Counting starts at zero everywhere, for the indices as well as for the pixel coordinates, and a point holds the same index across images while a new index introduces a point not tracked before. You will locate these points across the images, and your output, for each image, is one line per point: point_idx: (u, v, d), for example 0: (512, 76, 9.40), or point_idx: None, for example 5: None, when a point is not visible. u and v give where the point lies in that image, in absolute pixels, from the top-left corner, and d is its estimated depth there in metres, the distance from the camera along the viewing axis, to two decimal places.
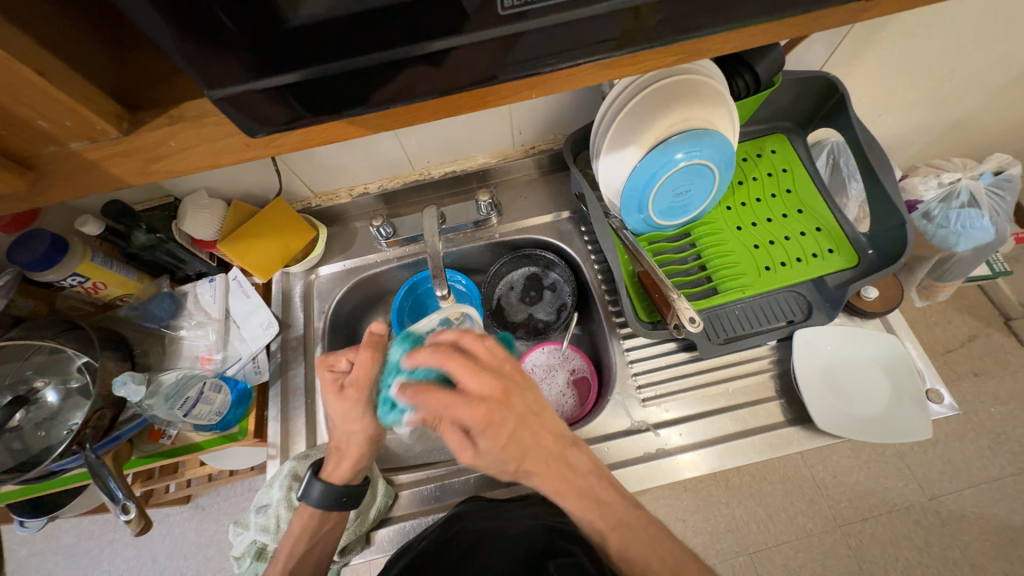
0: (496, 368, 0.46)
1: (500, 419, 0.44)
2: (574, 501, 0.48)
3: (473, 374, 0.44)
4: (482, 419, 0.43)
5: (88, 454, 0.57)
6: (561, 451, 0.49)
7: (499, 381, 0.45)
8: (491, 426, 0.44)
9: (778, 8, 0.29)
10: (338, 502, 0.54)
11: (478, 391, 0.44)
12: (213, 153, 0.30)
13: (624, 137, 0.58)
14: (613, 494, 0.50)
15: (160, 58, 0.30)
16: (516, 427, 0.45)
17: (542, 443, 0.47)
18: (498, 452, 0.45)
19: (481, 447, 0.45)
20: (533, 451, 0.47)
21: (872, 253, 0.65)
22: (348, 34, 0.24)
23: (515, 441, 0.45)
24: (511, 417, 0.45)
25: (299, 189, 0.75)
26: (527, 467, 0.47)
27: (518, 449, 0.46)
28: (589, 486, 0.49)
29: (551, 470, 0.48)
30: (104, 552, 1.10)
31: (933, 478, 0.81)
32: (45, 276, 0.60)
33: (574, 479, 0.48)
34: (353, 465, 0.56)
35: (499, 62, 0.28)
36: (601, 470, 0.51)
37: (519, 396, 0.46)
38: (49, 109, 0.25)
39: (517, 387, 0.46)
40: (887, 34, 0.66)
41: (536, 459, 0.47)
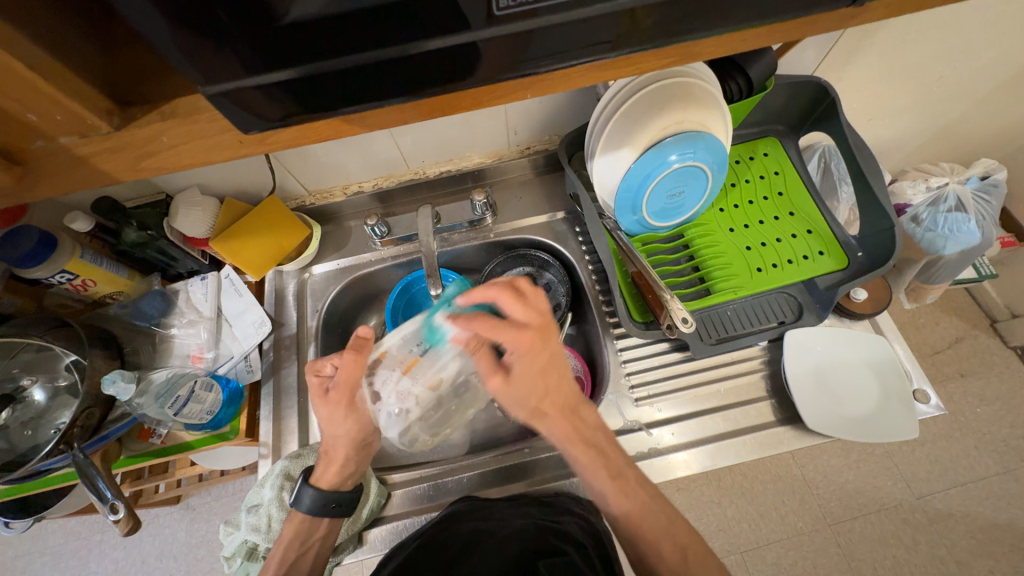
0: (535, 316, 0.50)
1: (539, 351, 0.49)
2: (582, 451, 0.52)
3: (523, 308, 0.49)
4: (529, 344, 0.49)
5: (77, 453, 0.56)
6: (575, 403, 0.53)
7: (543, 317, 0.50)
8: (531, 351, 0.49)
9: (770, 13, 0.29)
10: (326, 509, 0.55)
11: (524, 320, 0.49)
12: (205, 150, 0.30)
13: (619, 138, 0.59)
14: (615, 453, 0.52)
15: (152, 54, 0.30)
16: (551, 360, 0.50)
17: (560, 390, 0.52)
18: (524, 385, 0.50)
19: (515, 371, 0.50)
20: (550, 394, 0.51)
21: (862, 256, 0.66)
22: (343, 33, 0.24)
23: (544, 376, 0.50)
24: (547, 351, 0.50)
25: (293, 187, 0.74)
26: (544, 407, 0.51)
27: (540, 397, 0.51)
28: (596, 442, 0.52)
29: (563, 417, 0.52)
30: (92, 553, 1.09)
31: (920, 478, 0.83)
32: (32, 273, 0.59)
33: (582, 428, 0.53)
34: (341, 469, 0.56)
35: (493, 61, 0.28)
36: (609, 433, 0.54)
37: (557, 335, 0.51)
38: (37, 104, 0.25)
39: (553, 330, 0.51)
40: (878, 39, 0.67)
41: (554, 400, 0.52)
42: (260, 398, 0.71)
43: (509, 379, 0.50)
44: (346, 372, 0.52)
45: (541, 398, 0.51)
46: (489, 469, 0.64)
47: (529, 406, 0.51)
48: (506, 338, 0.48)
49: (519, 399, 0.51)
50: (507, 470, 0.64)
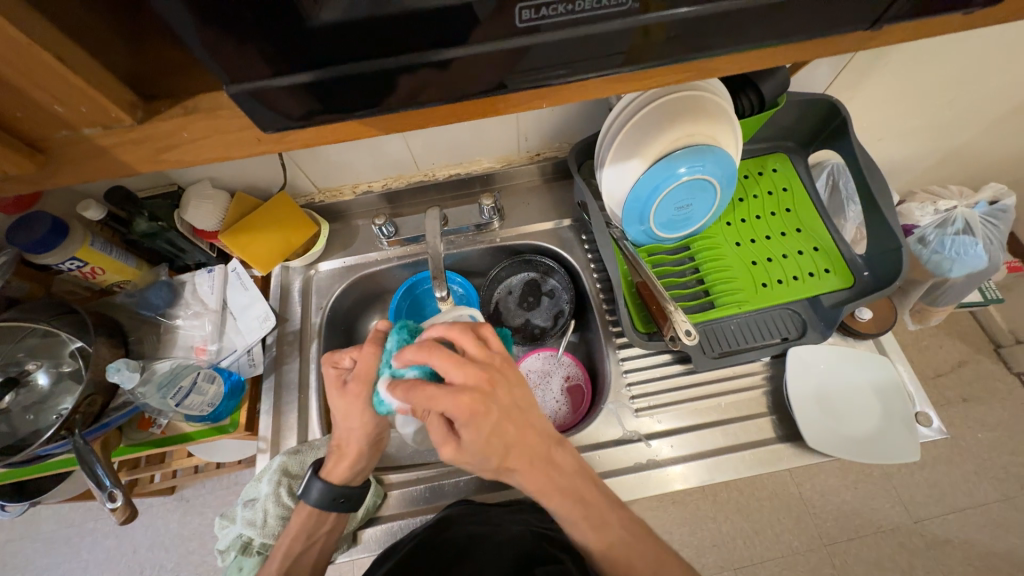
0: (484, 361, 0.47)
1: (479, 412, 0.44)
2: (559, 502, 0.49)
3: (460, 368, 0.45)
4: (465, 411, 0.44)
5: (77, 439, 0.56)
6: (545, 452, 0.49)
7: (484, 371, 0.46)
8: (474, 417, 0.44)
9: (787, 34, 0.29)
10: (335, 503, 0.54)
11: (466, 380, 0.45)
12: (225, 146, 0.30)
13: (629, 149, 0.59)
14: (594, 492, 0.51)
15: (177, 49, 0.31)
16: (497, 419, 0.45)
17: (529, 440, 0.48)
18: (478, 444, 0.46)
19: (464, 438, 0.45)
20: (514, 447, 0.47)
21: (868, 275, 0.66)
22: (366, 38, 0.25)
23: (497, 435, 0.46)
24: (495, 408, 0.45)
25: (303, 183, 0.75)
26: (509, 464, 0.48)
27: (500, 457, 0.47)
28: (572, 489, 0.50)
29: (532, 469, 0.49)
30: (85, 540, 1.09)
31: (919, 501, 0.82)
32: (43, 259, 0.60)
33: (556, 479, 0.49)
34: (352, 465, 0.55)
35: (511, 70, 0.28)
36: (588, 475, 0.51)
37: (502, 388, 0.46)
38: (65, 94, 0.26)
39: (501, 379, 0.46)
40: (891, 61, 0.67)
41: (519, 454, 0.48)
42: (261, 392, 0.71)
43: (460, 446, 0.46)
44: (366, 364, 0.52)
45: (501, 456, 0.47)
46: (486, 473, 0.64)
47: (489, 466, 0.48)
48: (448, 406, 0.43)
49: (475, 459, 0.47)
50: (504, 475, 0.64)
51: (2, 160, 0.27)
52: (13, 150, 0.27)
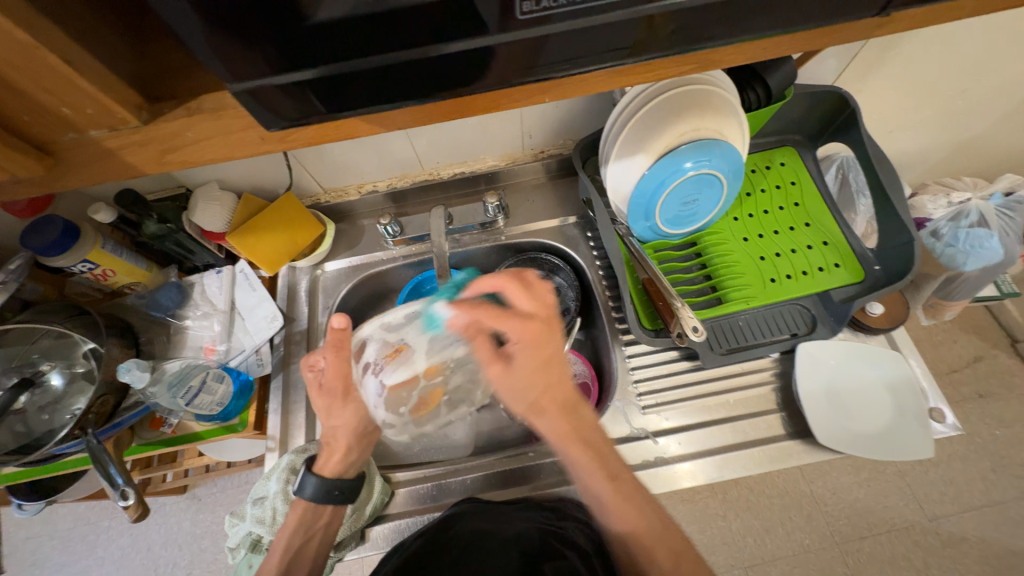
0: (536, 310, 0.48)
1: (539, 339, 0.47)
2: (579, 453, 0.48)
3: (527, 300, 0.48)
4: (528, 334, 0.47)
5: (91, 438, 0.57)
6: (575, 403, 0.49)
7: (544, 313, 0.49)
8: (531, 342, 0.47)
9: (792, 22, 0.29)
10: (331, 496, 0.55)
11: (528, 311, 0.48)
12: (229, 147, 0.31)
13: (634, 144, 0.59)
14: (613, 455, 0.49)
15: (181, 52, 0.31)
16: (547, 358, 0.48)
17: (559, 387, 0.48)
18: (524, 375, 0.48)
19: (515, 361, 0.48)
20: (549, 390, 0.48)
21: (879, 269, 0.65)
22: (365, 35, 0.25)
23: (543, 368, 0.48)
24: (549, 348, 0.48)
25: (309, 184, 0.75)
26: (543, 403, 0.48)
27: (536, 394, 0.48)
28: (593, 443, 0.49)
29: (562, 415, 0.48)
30: (100, 538, 1.11)
31: (934, 499, 0.80)
32: (56, 262, 0.61)
33: (583, 429, 0.49)
34: (344, 458, 0.57)
35: (511, 64, 0.28)
36: (603, 442, 0.49)
37: (555, 335, 0.48)
38: (72, 97, 0.26)
39: (551, 327, 0.48)
40: (901, 51, 0.66)
41: (551, 396, 0.48)
42: (270, 392, 0.71)
43: (508, 368, 0.48)
44: (335, 369, 0.54)
45: (536, 392, 0.48)
46: (494, 472, 0.64)
47: (524, 402, 0.48)
48: (509, 327, 0.47)
49: (515, 392, 0.48)
50: (512, 474, 0.64)
51: (10, 162, 0.27)
52: (21, 153, 0.27)
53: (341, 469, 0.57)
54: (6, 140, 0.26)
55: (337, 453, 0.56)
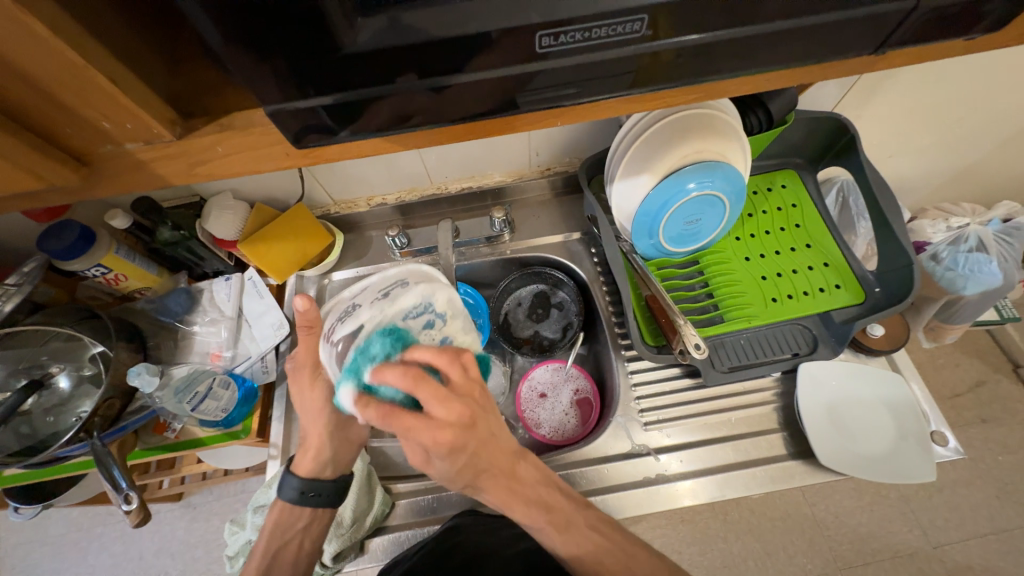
0: (463, 395, 0.41)
1: (459, 450, 0.42)
2: (524, 510, 0.49)
3: (445, 403, 0.39)
4: (447, 447, 0.40)
5: (95, 442, 0.58)
6: (510, 467, 0.47)
7: (465, 408, 0.41)
8: (452, 451, 0.41)
9: (794, 57, 0.30)
10: (306, 497, 0.54)
11: (447, 413, 0.40)
12: (255, 161, 0.32)
13: (639, 164, 0.60)
14: (560, 500, 0.51)
15: (215, 71, 0.32)
16: (473, 450, 0.43)
17: (497, 461, 0.46)
18: (452, 466, 0.43)
19: (439, 458, 0.42)
20: (483, 470, 0.46)
21: (880, 291, 0.66)
22: (391, 64, 0.26)
23: (469, 466, 0.44)
24: (472, 444, 0.42)
25: (320, 196, 0.77)
26: (478, 481, 0.46)
27: (472, 477, 0.45)
28: (539, 498, 0.49)
29: (498, 484, 0.47)
30: (92, 545, 1.09)
31: (938, 525, 0.80)
32: (71, 266, 0.62)
33: (519, 492, 0.48)
34: (317, 456, 0.54)
35: (526, 92, 0.30)
36: (552, 484, 0.51)
37: (483, 421, 0.43)
38: (112, 112, 0.27)
39: (481, 412, 0.43)
40: (899, 81, 0.68)
41: (487, 476, 0.46)
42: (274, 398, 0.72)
43: (429, 464, 0.43)
44: (306, 350, 0.49)
45: (473, 475, 0.45)
46: None
47: (458, 483, 0.46)
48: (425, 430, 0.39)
49: (446, 479, 0.45)
50: None
51: (50, 173, 0.28)
52: (59, 164, 0.29)
53: (322, 470, 0.55)
54: (47, 152, 0.28)
55: (311, 455, 0.54)
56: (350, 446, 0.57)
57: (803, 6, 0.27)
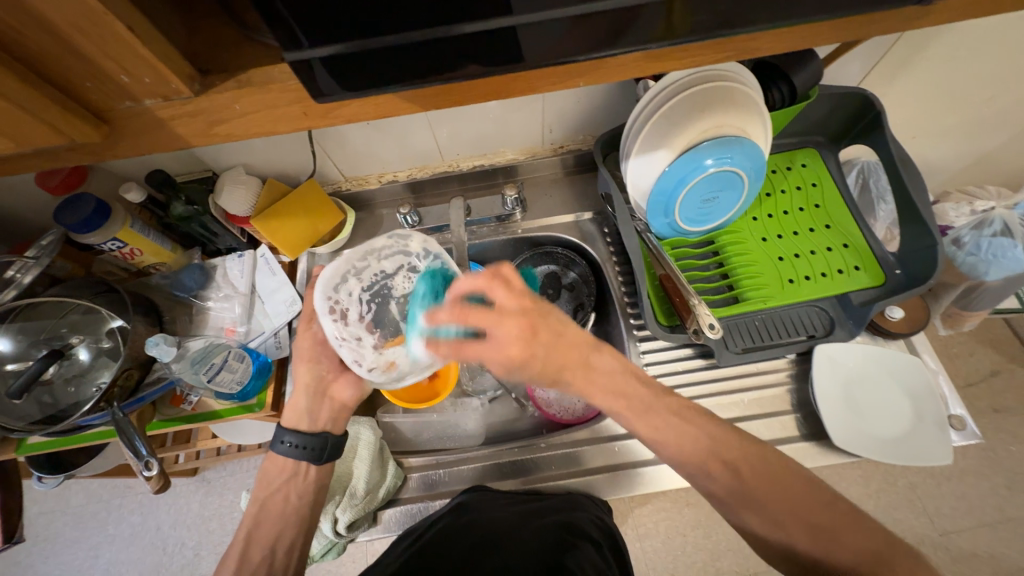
0: (516, 306, 0.46)
1: (528, 348, 0.46)
2: (607, 401, 0.48)
3: (498, 316, 0.45)
4: (516, 357, 0.45)
5: (115, 411, 0.59)
6: (585, 361, 0.48)
7: (522, 316, 0.46)
8: (524, 360, 0.46)
9: (833, 7, 0.28)
10: (292, 450, 0.55)
11: (503, 329, 0.45)
12: (273, 121, 0.32)
13: (656, 139, 0.59)
14: (641, 389, 0.48)
15: (231, 29, 0.32)
16: (544, 354, 0.46)
17: (571, 357, 0.48)
18: (534, 370, 0.46)
19: (522, 368, 0.46)
20: (561, 366, 0.47)
21: (900, 273, 0.64)
22: (417, 9, 0.26)
23: (549, 366, 0.47)
24: (540, 348, 0.46)
25: (331, 172, 0.76)
26: (565, 378, 0.48)
27: (557, 373, 0.47)
28: (616, 387, 0.48)
29: (578, 379, 0.48)
30: (112, 516, 1.13)
31: (945, 513, 0.79)
32: (87, 238, 0.63)
33: (598, 380, 0.48)
34: (297, 405, 0.57)
35: (551, 49, 0.29)
36: (629, 372, 0.49)
37: (544, 325, 0.47)
38: (131, 64, 0.27)
39: (540, 318, 0.47)
40: (930, 54, 0.65)
41: (569, 371, 0.47)
42: (287, 373, 0.73)
43: (516, 373, 0.47)
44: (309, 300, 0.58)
45: (553, 374, 0.47)
46: (505, 461, 0.65)
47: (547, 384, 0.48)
48: (492, 350, 0.45)
49: (536, 377, 0.47)
50: (521, 464, 0.64)
51: (70, 128, 0.28)
52: (79, 120, 0.28)
53: (300, 419, 0.57)
54: (67, 106, 0.28)
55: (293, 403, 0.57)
56: (331, 404, 0.59)
57: None
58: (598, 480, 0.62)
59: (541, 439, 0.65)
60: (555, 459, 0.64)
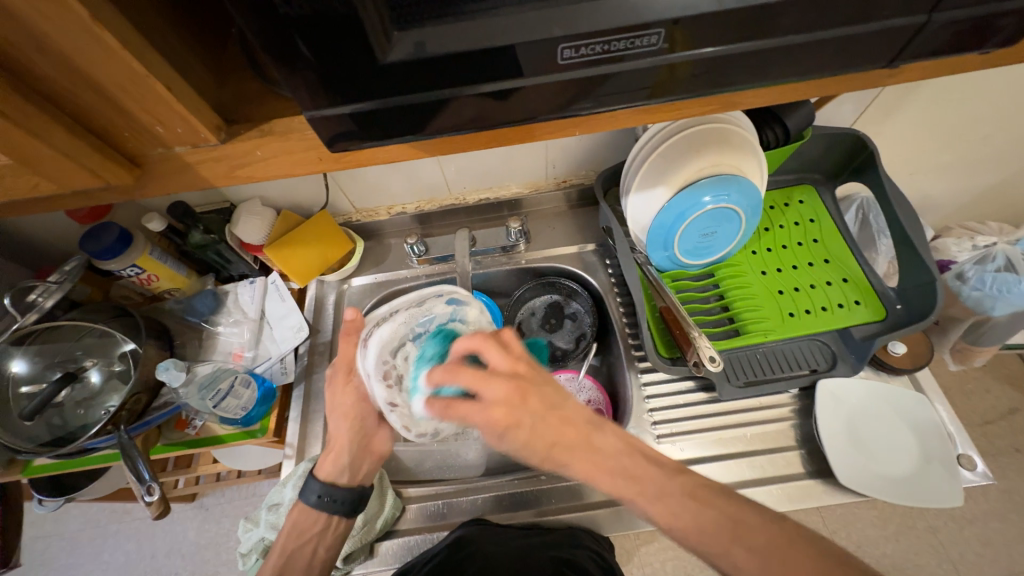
0: (509, 370, 0.50)
1: (514, 408, 0.48)
2: (610, 482, 0.47)
3: (492, 381, 0.48)
4: (501, 421, 0.48)
5: (121, 434, 0.61)
6: (584, 438, 0.49)
7: (512, 382, 0.49)
8: (510, 426, 0.48)
9: (809, 70, 0.31)
10: (323, 502, 0.56)
11: (494, 395, 0.48)
12: (291, 165, 0.34)
13: (654, 177, 0.61)
14: (648, 468, 0.47)
15: (257, 83, 0.35)
16: (533, 424, 0.48)
17: (564, 433, 0.49)
18: (523, 438, 0.49)
19: (512, 435, 0.49)
20: (557, 441, 0.49)
21: (901, 308, 0.64)
22: (425, 72, 0.28)
23: (535, 437, 0.48)
24: (528, 416, 0.48)
25: (342, 204, 0.80)
26: (554, 456, 0.49)
27: (545, 447, 0.49)
28: (624, 467, 0.47)
29: (580, 458, 0.48)
30: (108, 542, 1.12)
31: (968, 560, 0.76)
32: (108, 265, 0.66)
33: (600, 461, 0.48)
34: (337, 459, 0.58)
35: (548, 103, 0.31)
36: (632, 449, 0.49)
37: (535, 395, 0.49)
38: (166, 117, 0.29)
39: (531, 386, 0.49)
40: (918, 98, 0.68)
41: (558, 448, 0.49)
42: (291, 399, 0.74)
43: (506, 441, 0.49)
44: (345, 354, 0.56)
45: (549, 449, 0.49)
46: (504, 493, 0.64)
47: (535, 458, 0.49)
48: (482, 411, 0.48)
49: (524, 449, 0.49)
50: (522, 496, 0.63)
51: (106, 172, 0.31)
52: (115, 165, 0.31)
53: (339, 474, 0.58)
54: (105, 154, 0.30)
55: (332, 458, 0.58)
56: (371, 457, 0.60)
57: (820, 18, 0.28)
58: (599, 516, 0.61)
59: (542, 470, 0.64)
60: (554, 492, 0.63)
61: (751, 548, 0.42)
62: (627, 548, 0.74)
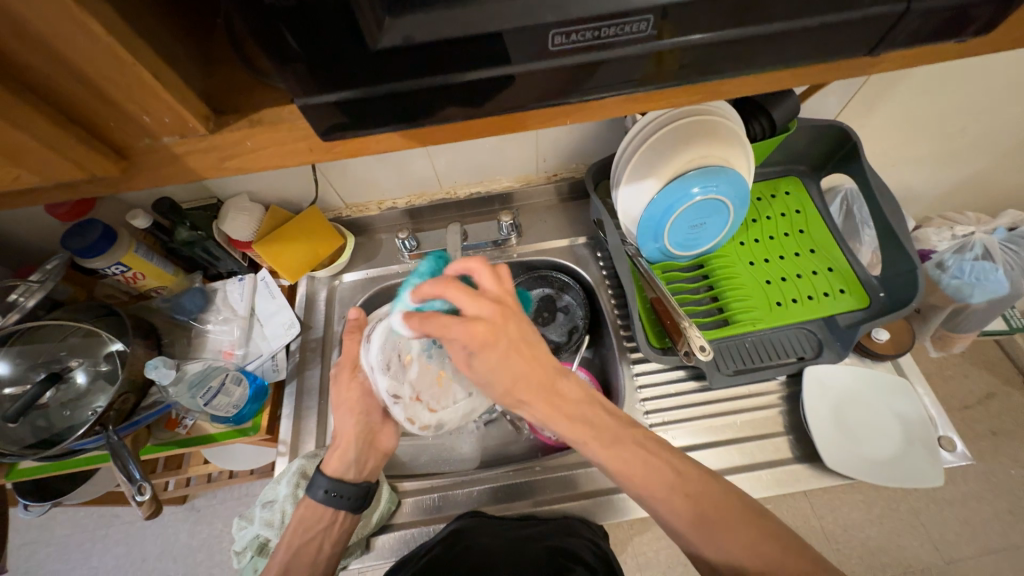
0: (498, 296, 0.47)
1: (497, 332, 0.45)
2: (571, 428, 0.47)
3: (479, 299, 0.45)
4: (477, 338, 0.44)
5: (110, 434, 0.59)
6: (551, 380, 0.47)
7: (497, 306, 0.46)
8: (485, 347, 0.45)
9: (794, 59, 0.32)
10: (331, 497, 0.56)
11: (475, 311, 0.45)
12: (281, 156, 0.34)
13: (644, 169, 0.62)
14: (611, 422, 0.48)
15: (245, 73, 0.34)
16: (506, 350, 0.45)
17: (534, 372, 0.47)
18: (494, 365, 0.46)
19: (484, 359, 0.46)
20: (522, 378, 0.47)
21: (884, 296, 0.66)
22: (416, 60, 0.28)
23: (507, 365, 0.46)
24: (506, 341, 0.45)
25: (332, 199, 0.79)
26: (520, 393, 0.47)
27: (511, 386, 0.47)
28: (584, 415, 0.48)
29: (541, 399, 0.47)
30: (96, 547, 1.10)
31: (948, 540, 0.78)
32: (92, 263, 0.65)
33: (563, 406, 0.48)
34: (343, 456, 0.59)
35: (539, 91, 0.31)
36: (594, 401, 0.49)
37: (517, 321, 0.46)
38: (153, 107, 0.29)
39: (514, 315, 0.46)
40: (899, 90, 0.70)
41: (525, 385, 0.47)
42: (282, 397, 0.72)
43: (476, 366, 0.47)
44: (349, 350, 0.59)
45: (511, 382, 0.47)
46: (499, 485, 0.64)
47: (499, 391, 0.48)
48: (462, 331, 0.44)
49: (490, 381, 0.47)
50: (517, 487, 0.64)
51: (91, 164, 0.30)
52: (101, 156, 0.30)
53: (346, 470, 0.58)
54: (90, 144, 0.30)
55: (338, 453, 0.58)
56: (377, 452, 0.61)
57: (805, 6, 0.28)
58: (593, 505, 0.61)
59: (537, 461, 0.65)
60: (548, 483, 0.64)
61: (743, 528, 0.43)
62: (621, 536, 0.75)
